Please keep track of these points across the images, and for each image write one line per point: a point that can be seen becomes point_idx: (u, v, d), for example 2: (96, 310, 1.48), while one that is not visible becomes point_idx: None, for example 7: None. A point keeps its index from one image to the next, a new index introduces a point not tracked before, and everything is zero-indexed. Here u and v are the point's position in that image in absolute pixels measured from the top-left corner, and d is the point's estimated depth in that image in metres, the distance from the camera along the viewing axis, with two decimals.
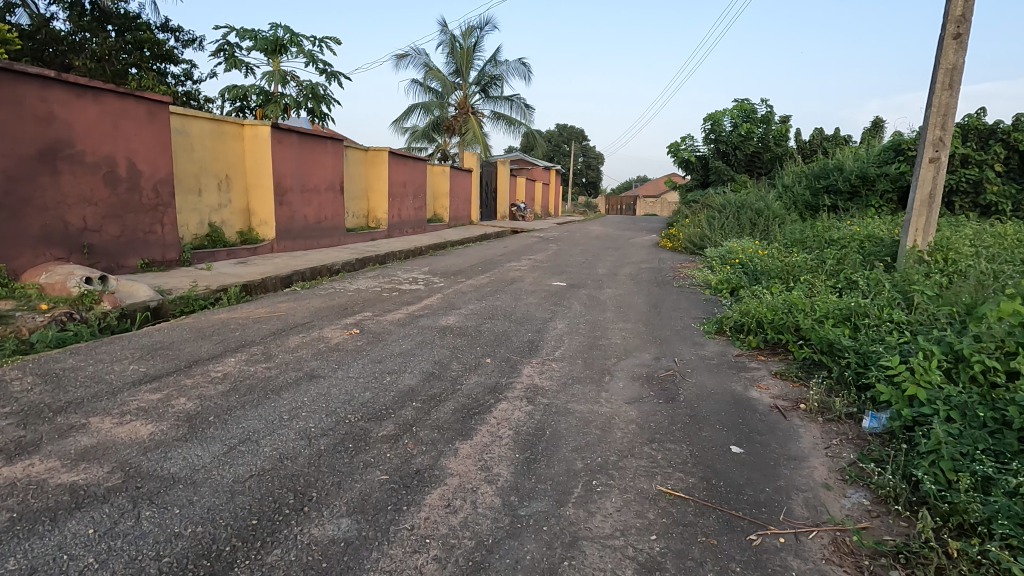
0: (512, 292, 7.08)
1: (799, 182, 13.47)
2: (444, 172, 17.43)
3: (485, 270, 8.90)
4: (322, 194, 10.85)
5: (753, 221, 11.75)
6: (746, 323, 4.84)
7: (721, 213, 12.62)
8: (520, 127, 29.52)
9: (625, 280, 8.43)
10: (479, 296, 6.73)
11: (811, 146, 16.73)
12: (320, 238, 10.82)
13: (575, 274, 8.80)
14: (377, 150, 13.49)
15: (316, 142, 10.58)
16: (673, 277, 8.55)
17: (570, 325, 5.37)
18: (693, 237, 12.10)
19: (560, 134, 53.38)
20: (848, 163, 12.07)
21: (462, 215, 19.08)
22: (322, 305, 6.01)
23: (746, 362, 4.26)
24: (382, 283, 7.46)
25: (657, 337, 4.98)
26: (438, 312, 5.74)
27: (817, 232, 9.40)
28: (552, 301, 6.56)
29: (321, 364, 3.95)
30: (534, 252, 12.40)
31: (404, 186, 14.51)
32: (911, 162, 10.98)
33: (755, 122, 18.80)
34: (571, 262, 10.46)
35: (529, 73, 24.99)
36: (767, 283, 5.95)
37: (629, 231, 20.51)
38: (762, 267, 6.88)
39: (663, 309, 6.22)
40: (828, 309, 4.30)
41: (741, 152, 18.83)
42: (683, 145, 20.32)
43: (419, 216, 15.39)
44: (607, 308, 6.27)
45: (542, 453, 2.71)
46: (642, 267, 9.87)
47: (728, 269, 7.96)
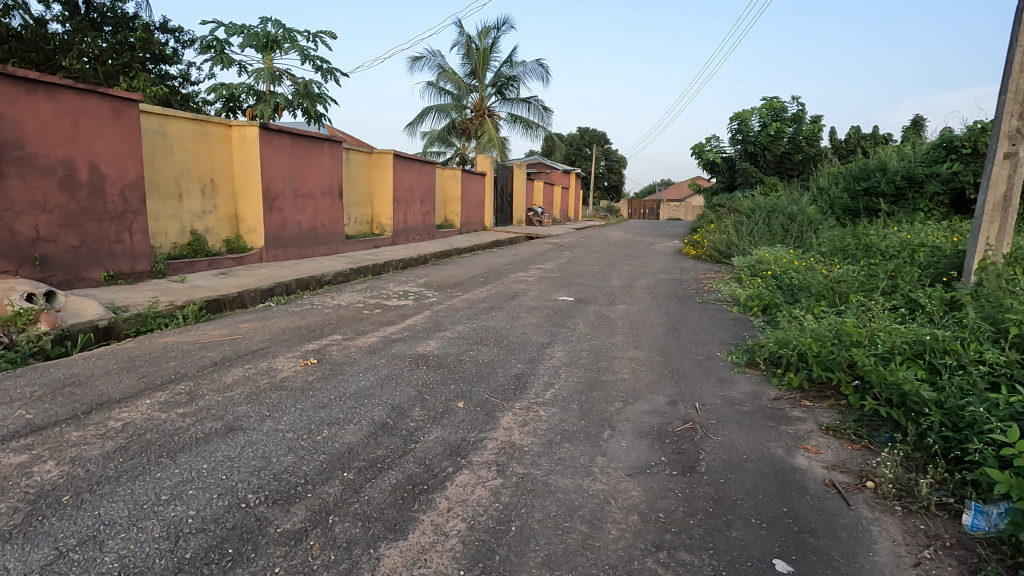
0: (511, 309, 6.25)
1: (835, 184, 12.40)
2: (455, 176, 16.76)
3: (486, 283, 8.11)
4: (318, 199, 10.21)
5: (786, 227, 10.72)
6: (784, 356, 3.94)
7: (749, 218, 11.61)
8: (539, 130, 28.75)
9: (641, 294, 7.53)
10: (471, 315, 5.93)
11: (847, 146, 15.59)
12: (315, 247, 10.18)
13: (585, 287, 7.94)
14: (381, 153, 12.83)
15: (312, 144, 9.95)
16: (696, 291, 7.63)
17: (571, 354, 4.51)
18: (718, 245, 11.12)
19: (582, 138, 52.47)
20: (892, 163, 10.98)
21: (474, 220, 18.33)
22: (289, 325, 5.27)
23: (786, 411, 3.36)
24: (367, 298, 6.71)
25: (674, 372, 4.10)
26: (418, 336, 4.95)
27: (860, 238, 8.39)
28: (554, 321, 5.70)
29: (250, 410, 3.18)
30: (545, 260, 11.58)
31: (410, 191, 13.84)
32: (964, 160, 9.87)
33: (786, 121, 17.68)
34: (584, 273, 9.58)
35: (546, 73, 24.21)
36: (807, 304, 5.03)
37: (651, 237, 19.51)
38: (800, 281, 5.94)
39: (682, 332, 5.32)
40: (893, 342, 3.39)
41: (770, 153, 17.72)
42: (707, 147, 19.28)
43: (427, 222, 14.68)
44: (616, 330, 5.40)
45: (498, 570, 1.89)
46: (662, 278, 8.94)
47: (759, 282, 7.00)
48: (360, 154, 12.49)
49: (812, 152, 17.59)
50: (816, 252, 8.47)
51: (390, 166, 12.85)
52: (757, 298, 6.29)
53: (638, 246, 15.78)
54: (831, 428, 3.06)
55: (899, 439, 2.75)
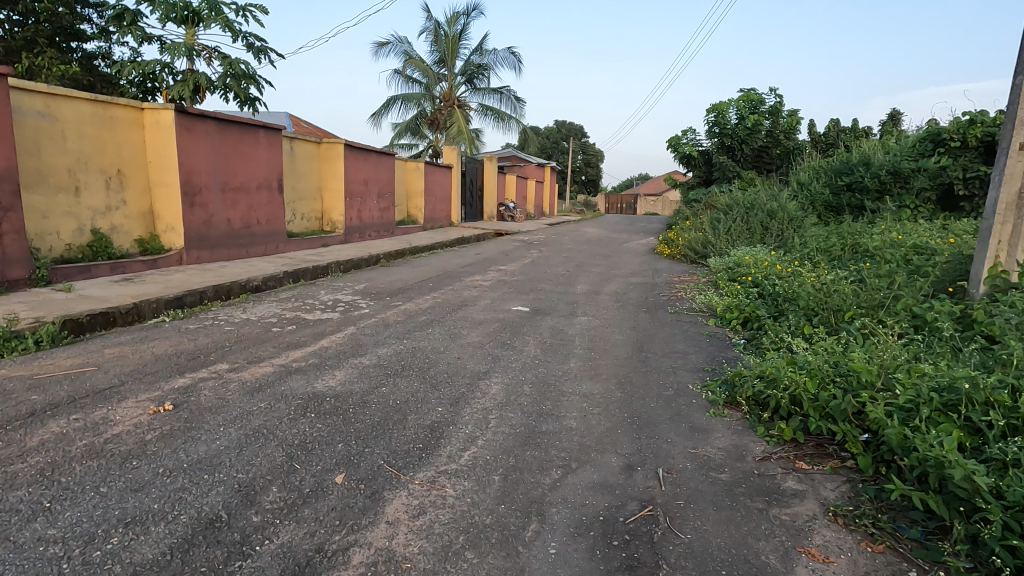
0: (453, 325, 5.34)
1: (816, 179, 11.74)
2: (418, 169, 15.77)
3: (435, 289, 7.19)
4: (252, 194, 9.15)
5: (765, 225, 10.01)
6: (771, 396, 3.11)
7: (727, 215, 10.86)
8: (511, 121, 27.79)
9: (608, 302, 6.68)
10: (403, 332, 5.01)
11: (827, 139, 14.99)
12: (249, 247, 9.14)
13: (545, 294, 7.07)
14: (331, 143, 11.76)
15: (243, 132, 8.88)
16: (668, 298, 6.83)
17: (509, 389, 3.62)
18: (694, 243, 10.33)
19: (559, 131, 51.65)
20: (877, 157, 10.34)
21: (440, 216, 17.33)
22: (170, 349, 4.28)
23: (778, 482, 2.52)
24: (287, 310, 5.73)
25: (634, 416, 3.24)
26: (325, 365, 4.02)
27: (845, 239, 7.70)
28: (499, 340, 4.80)
29: (26, 499, 2.21)
30: (509, 260, 10.70)
31: (366, 184, 12.79)
32: (953, 154, 9.34)
33: (763, 114, 17.07)
34: (548, 275, 8.72)
35: (518, 63, 23.27)
36: (797, 322, 4.24)
37: (625, 233, 18.75)
38: (786, 291, 5.16)
39: (650, 355, 4.46)
40: (916, 388, 2.59)
41: (748, 147, 17.07)
42: (683, 140, 18.58)
43: (385, 218, 13.65)
44: (571, 352, 4.52)
45: None
46: (632, 282, 8.11)
47: (739, 290, 6.22)
48: (308, 144, 11.41)
49: (790, 146, 17.02)
50: (800, 253, 7.74)
51: (342, 157, 11.78)
52: (738, 310, 5.49)
53: (610, 243, 14.99)
54: (840, 513, 2.23)
55: (940, 543, 1.94)
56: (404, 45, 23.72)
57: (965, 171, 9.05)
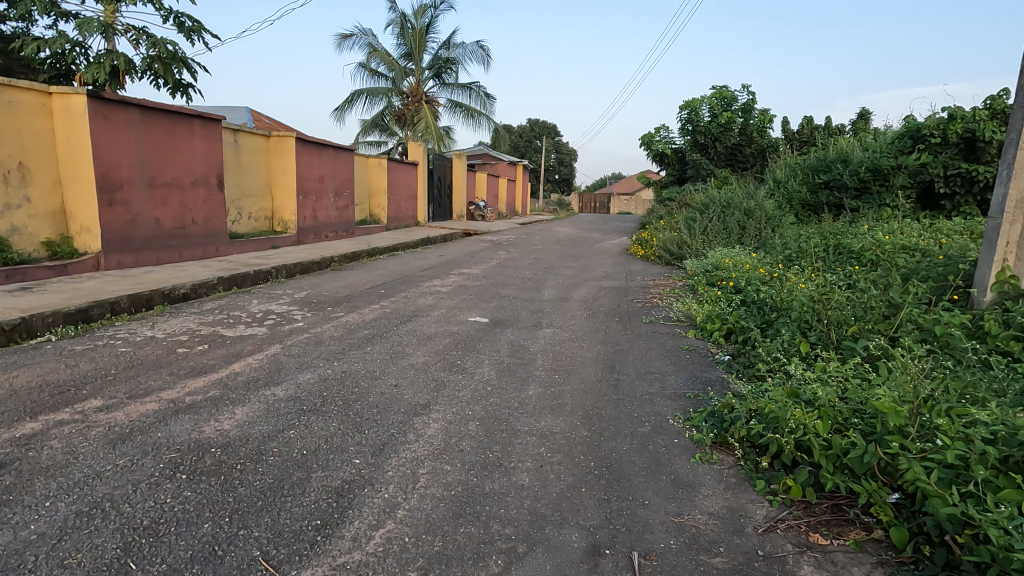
0: (398, 341, 4.63)
1: (793, 176, 11.33)
2: (381, 166, 15.00)
3: (386, 297, 6.45)
4: (185, 191, 8.26)
5: (743, 224, 9.53)
6: (770, 440, 2.51)
7: (702, 214, 10.36)
8: (482, 118, 27.07)
9: (576, 310, 6.05)
10: (338, 351, 4.27)
11: (801, 137, 14.69)
12: (183, 250, 8.25)
13: (508, 301, 6.39)
14: (281, 136, 10.88)
15: (175, 122, 8.00)
16: (643, 305, 6.25)
17: (450, 429, 2.94)
18: (669, 244, 9.79)
19: (532, 130, 51.08)
20: (855, 154, 9.97)
21: (405, 215, 16.49)
22: (37, 379, 3.46)
23: (790, 569, 1.90)
24: (206, 324, 4.93)
25: (603, 465, 2.58)
26: (228, 398, 3.27)
27: (828, 239, 7.25)
28: (448, 360, 4.11)
29: None
30: (474, 263, 10.00)
31: (322, 181, 11.92)
32: (934, 151, 9.00)
33: (736, 111, 16.74)
34: (513, 279, 8.06)
35: (488, 57, 22.56)
36: (791, 339, 3.67)
37: (598, 233, 18.21)
38: (775, 300, 4.60)
39: (622, 377, 3.82)
40: (963, 438, 2.01)
41: (721, 145, 16.72)
42: (656, 137, 18.13)
43: (343, 217, 12.79)
44: (531, 375, 3.85)
45: None
46: (604, 287, 7.50)
47: (721, 297, 5.65)
48: (255, 137, 10.51)
49: (764, 144, 16.72)
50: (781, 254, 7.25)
51: (293, 151, 10.92)
52: (721, 321, 4.92)
53: (582, 243, 14.40)
54: None
55: None
56: (369, 38, 22.76)
57: (946, 169, 8.68)
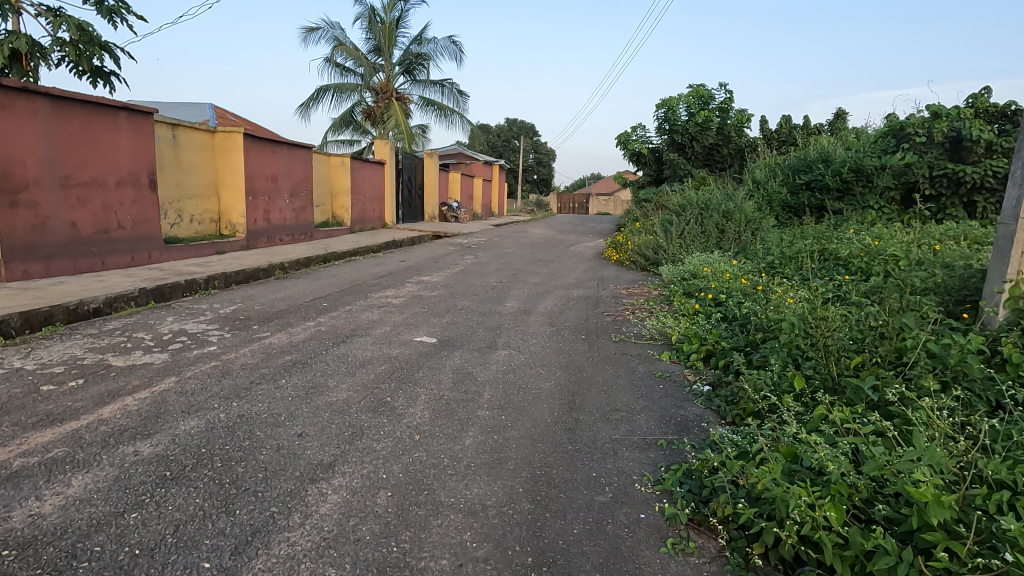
0: (322, 369, 3.92)
1: (773, 177, 10.85)
2: (343, 164, 14.23)
3: (327, 311, 5.74)
4: (109, 191, 7.40)
5: (722, 226, 9.00)
6: (764, 527, 1.91)
7: (680, 216, 9.80)
8: (455, 116, 26.32)
9: (539, 325, 5.40)
10: (244, 384, 3.56)
11: (780, 137, 14.29)
12: (107, 257, 7.40)
13: (464, 315, 5.73)
14: (228, 132, 10.04)
15: (96, 114, 7.16)
16: (614, 318, 5.63)
17: (352, 504, 2.26)
18: (645, 248, 9.19)
19: (510, 130, 50.44)
20: (837, 153, 9.52)
21: (371, 216, 15.70)
22: None
23: None
24: (96, 349, 4.15)
25: (543, 562, 1.94)
26: (72, 459, 2.54)
27: (812, 244, 6.74)
28: (375, 397, 3.42)
29: None
30: (437, 269, 9.29)
31: (275, 180, 11.10)
32: (919, 151, 8.57)
33: (713, 111, 16.31)
34: (475, 288, 7.39)
35: (460, 53, 21.84)
36: (783, 371, 3.07)
37: (573, 235, 17.64)
38: (761, 319, 4.02)
39: (582, 417, 3.18)
40: None
41: (698, 144, 16.26)
42: (633, 136, 17.61)
43: (300, 219, 11.98)
44: (472, 415, 3.19)
45: None
46: (573, 296, 6.88)
47: (698, 312, 5.07)
48: (198, 133, 9.66)
49: (741, 144, 16.31)
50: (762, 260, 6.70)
51: (242, 148, 10.10)
52: (700, 340, 4.32)
53: (555, 246, 13.81)
54: None
55: None
56: (335, 31, 21.84)
57: (932, 169, 8.29)
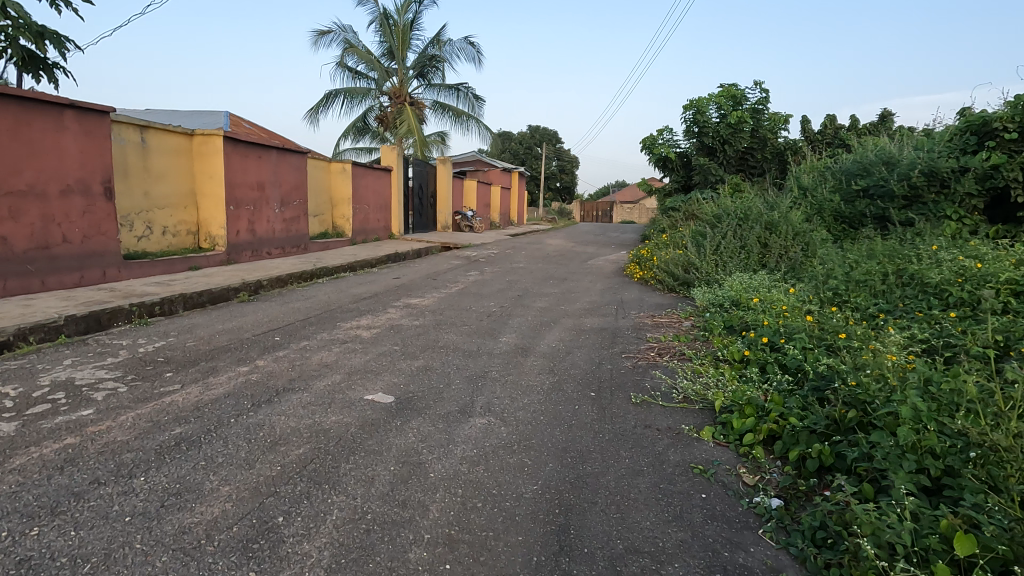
0: (213, 453, 2.75)
1: (822, 182, 9.43)
2: (343, 171, 13.26)
3: (273, 350, 4.60)
4: (49, 201, 6.46)
5: (765, 240, 7.65)
6: None
7: (714, 228, 8.43)
8: (472, 122, 25.33)
9: (537, 373, 4.17)
10: (81, 484, 2.41)
11: (824, 138, 12.83)
12: (47, 276, 6.45)
13: (442, 357, 4.52)
14: (207, 135, 9.12)
15: (35, 112, 6.26)
16: (634, 363, 4.38)
17: None
18: (673, 265, 7.88)
19: (532, 137, 49.44)
20: (902, 154, 8.09)
21: (375, 226, 14.67)
22: None
23: None
24: None
25: None
26: None
27: (885, 266, 5.42)
28: (261, 515, 2.24)
29: None
30: (432, 287, 8.14)
31: (261, 188, 10.13)
32: (1008, 149, 7.10)
33: (746, 111, 14.92)
34: (468, 315, 6.20)
35: (477, 55, 20.87)
36: (928, 508, 1.81)
37: (592, 246, 16.34)
38: (855, 389, 2.75)
39: (575, 569, 1.95)
40: None
41: (731, 148, 14.87)
42: (658, 140, 16.27)
43: (291, 231, 11.00)
44: (396, 563, 1.98)
45: None
46: (584, 328, 5.62)
47: (750, 363, 3.79)
48: (172, 136, 8.73)
49: (778, 147, 14.85)
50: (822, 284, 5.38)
51: (223, 152, 9.17)
52: (757, 413, 3.05)
53: (571, 259, 12.54)
54: None
55: None
56: (347, 34, 21.08)
57: None
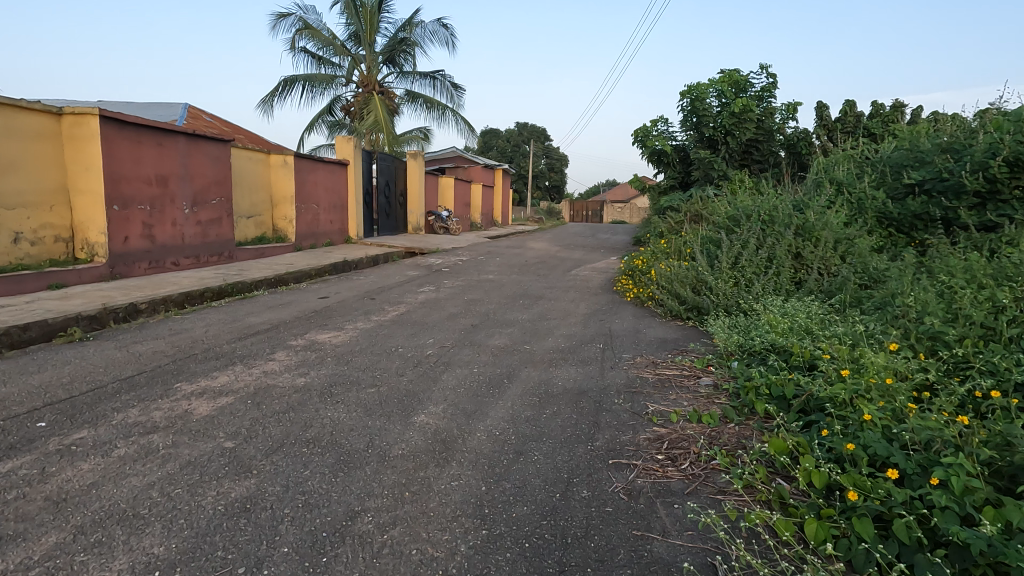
0: None
1: (860, 175, 7.56)
2: (284, 165, 11.28)
3: (1, 458, 2.63)
4: None
5: (800, 251, 5.83)
6: None
7: (730, 235, 6.57)
8: (451, 114, 23.38)
9: (449, 517, 2.24)
10: None
11: (846, 126, 10.99)
12: None
13: (291, 473, 2.56)
14: (79, 114, 7.08)
15: None
16: (630, 484, 2.48)
17: None
18: (678, 283, 6.01)
19: (521, 134, 47.58)
20: (976, 139, 6.24)
21: (326, 229, 12.66)
22: None
23: None
24: None
25: None
26: None
27: (995, 292, 3.66)
28: None
29: None
30: (362, 312, 6.18)
31: (163, 183, 8.12)
32: None
33: (752, 99, 13.11)
34: (385, 364, 4.25)
35: (451, 39, 18.93)
36: None
37: (578, 251, 14.42)
38: None
39: None
40: None
41: (734, 139, 13.03)
42: (652, 131, 14.37)
43: (208, 236, 9.01)
44: None
45: None
46: (552, 392, 3.69)
47: (862, 518, 1.92)
48: (27, 115, 6.70)
49: (788, 138, 13.05)
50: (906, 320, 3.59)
51: (101, 137, 7.14)
52: None
53: (552, 268, 10.63)
54: None
55: None
56: (309, 16, 19.06)
57: None
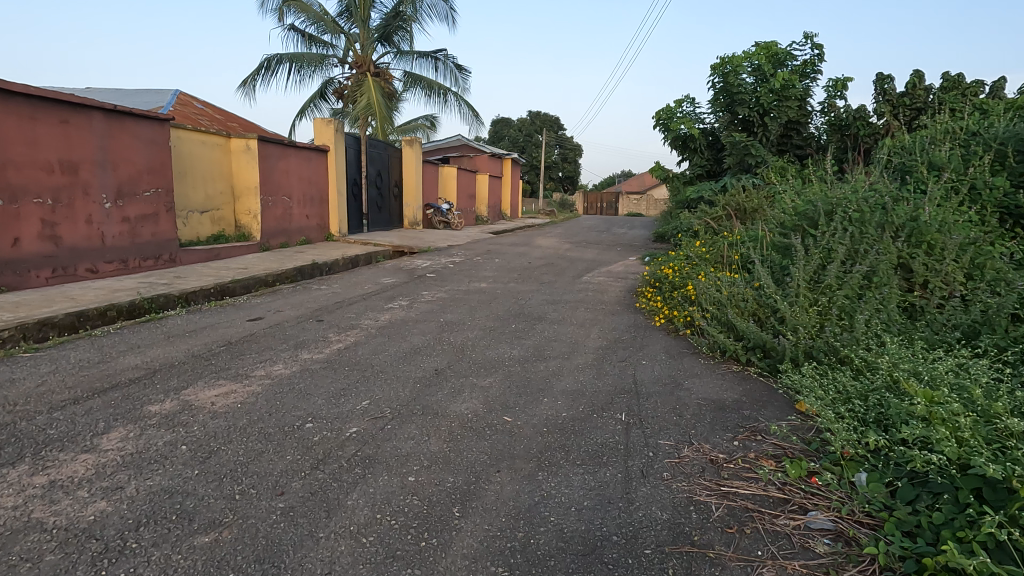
0: None
1: (965, 156, 5.68)
2: (247, 151, 9.63)
3: None
4: None
5: (910, 265, 4.06)
6: None
7: (800, 237, 4.80)
8: (455, 99, 21.59)
9: None
10: None
11: (914, 102, 9.11)
12: None
13: None
14: None
15: None
16: None
17: None
18: (733, 309, 4.25)
19: (534, 123, 45.49)
20: None
21: (300, 225, 11.01)
22: None
23: None
24: None
25: None
26: None
27: None
28: None
29: None
30: (291, 346, 4.48)
31: (71, 171, 6.52)
32: None
33: (794, 75, 11.19)
34: (263, 466, 2.54)
35: (452, 14, 17.22)
36: None
37: (592, 249, 12.64)
38: None
39: None
40: None
41: (774, 120, 11.11)
42: (677, 112, 12.46)
43: (140, 234, 7.43)
44: None
45: None
46: (537, 552, 1.96)
47: None
48: None
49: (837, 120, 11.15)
50: None
51: None
52: None
53: (560, 273, 8.86)
54: None
55: None
56: None
57: None
